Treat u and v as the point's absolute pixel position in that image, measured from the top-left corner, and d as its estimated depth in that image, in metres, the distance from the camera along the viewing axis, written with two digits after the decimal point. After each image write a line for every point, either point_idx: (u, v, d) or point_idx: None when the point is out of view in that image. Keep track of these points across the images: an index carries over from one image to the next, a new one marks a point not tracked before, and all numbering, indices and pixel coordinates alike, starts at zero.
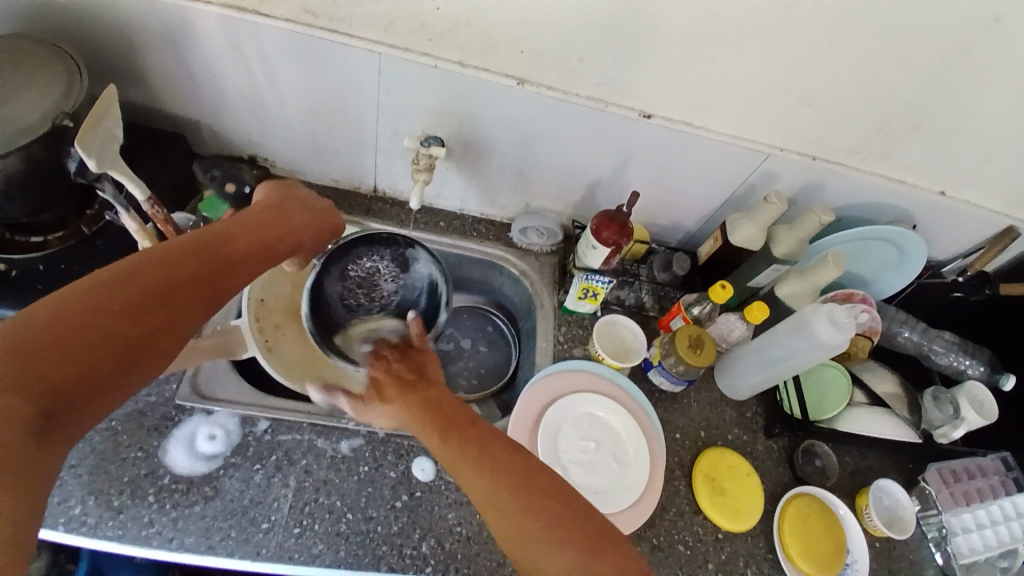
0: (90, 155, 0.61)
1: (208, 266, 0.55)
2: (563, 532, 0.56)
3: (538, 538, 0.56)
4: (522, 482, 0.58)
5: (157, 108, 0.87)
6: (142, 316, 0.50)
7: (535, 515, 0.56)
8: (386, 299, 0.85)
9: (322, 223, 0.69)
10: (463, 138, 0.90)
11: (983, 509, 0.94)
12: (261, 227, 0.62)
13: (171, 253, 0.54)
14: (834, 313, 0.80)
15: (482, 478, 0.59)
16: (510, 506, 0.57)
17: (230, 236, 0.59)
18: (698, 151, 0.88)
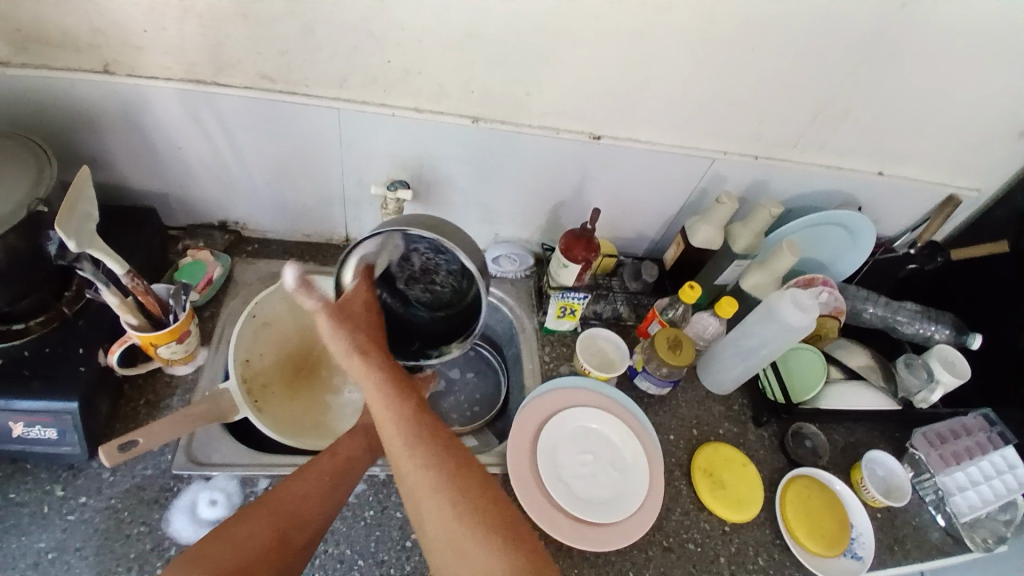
0: (69, 236, 0.63)
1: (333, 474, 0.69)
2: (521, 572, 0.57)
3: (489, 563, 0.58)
4: (492, 520, 0.61)
5: (125, 186, 0.89)
6: (284, 517, 0.63)
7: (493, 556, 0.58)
8: (427, 264, 0.77)
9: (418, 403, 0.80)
10: (427, 178, 0.93)
11: (973, 466, 0.97)
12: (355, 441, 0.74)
13: (290, 488, 0.66)
14: (797, 297, 0.84)
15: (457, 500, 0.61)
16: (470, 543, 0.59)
17: (327, 460, 0.71)
18: (649, 163, 0.93)
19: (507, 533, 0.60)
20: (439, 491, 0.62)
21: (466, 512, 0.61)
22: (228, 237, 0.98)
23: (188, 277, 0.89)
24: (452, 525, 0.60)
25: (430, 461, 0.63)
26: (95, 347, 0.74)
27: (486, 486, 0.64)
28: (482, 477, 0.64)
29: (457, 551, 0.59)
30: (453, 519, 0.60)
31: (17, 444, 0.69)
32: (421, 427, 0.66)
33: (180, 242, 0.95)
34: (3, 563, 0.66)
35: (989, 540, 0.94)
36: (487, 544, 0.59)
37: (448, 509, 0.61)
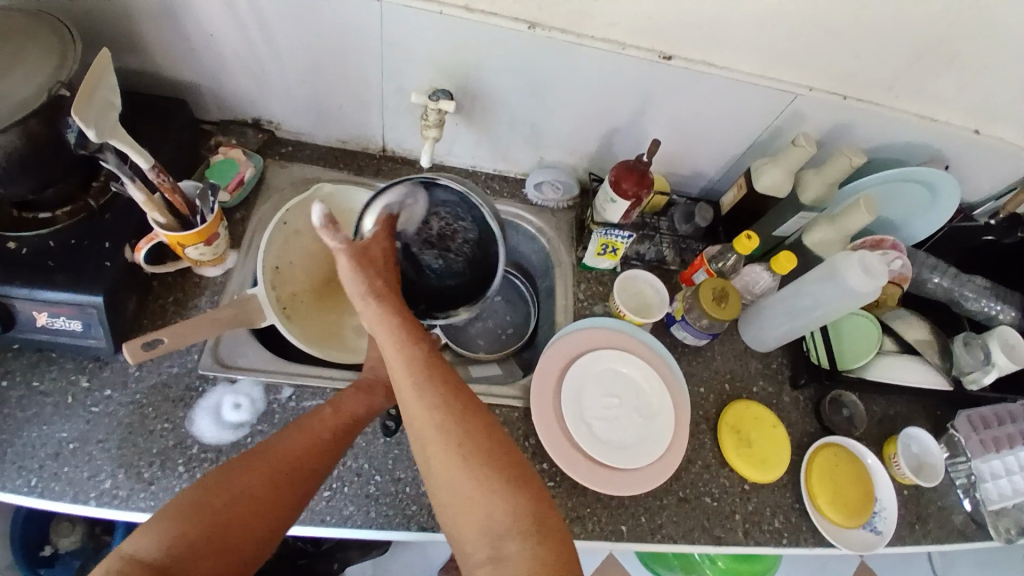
0: (87, 125, 0.60)
1: (331, 435, 0.66)
2: (514, 505, 0.56)
3: (481, 492, 0.57)
4: (486, 452, 0.58)
5: (154, 73, 0.84)
6: (281, 474, 0.61)
7: (484, 484, 0.57)
8: (443, 228, 0.78)
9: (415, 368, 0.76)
10: (473, 90, 0.85)
11: (1012, 455, 0.92)
12: (355, 403, 0.71)
13: (290, 442, 0.64)
14: (865, 260, 0.78)
15: (448, 428, 0.59)
16: (460, 474, 0.57)
17: (328, 417, 0.68)
18: (721, 95, 0.84)
19: (498, 456, 0.59)
20: (435, 418, 0.59)
21: (459, 445, 0.58)
22: (261, 136, 0.93)
23: (218, 177, 0.87)
24: (442, 456, 0.58)
25: (432, 388, 0.60)
26: (122, 242, 0.73)
27: (482, 419, 0.61)
28: (478, 412, 0.61)
29: (448, 481, 0.58)
30: (445, 452, 0.58)
31: (45, 333, 0.70)
32: (427, 358, 0.62)
33: (212, 137, 0.91)
34: (23, 452, 0.68)
35: (1011, 531, 0.91)
36: (478, 471, 0.57)
37: (440, 440, 0.58)
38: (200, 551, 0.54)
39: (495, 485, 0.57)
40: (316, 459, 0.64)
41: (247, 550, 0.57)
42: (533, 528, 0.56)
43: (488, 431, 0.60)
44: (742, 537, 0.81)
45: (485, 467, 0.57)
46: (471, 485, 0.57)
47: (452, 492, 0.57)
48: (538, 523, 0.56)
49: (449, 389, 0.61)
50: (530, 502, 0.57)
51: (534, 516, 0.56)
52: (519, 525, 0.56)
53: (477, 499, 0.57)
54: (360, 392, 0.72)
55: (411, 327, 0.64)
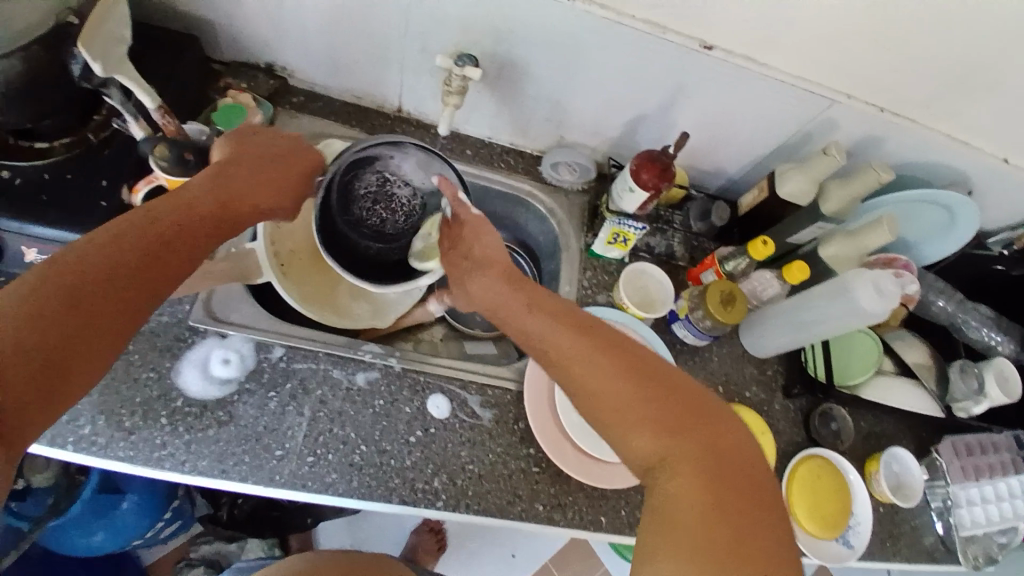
0: (93, 58, 0.59)
1: (167, 231, 0.54)
2: (682, 435, 0.54)
3: (658, 428, 0.55)
4: (652, 385, 0.57)
5: (165, 5, 0.79)
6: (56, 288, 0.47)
7: (653, 418, 0.55)
8: (400, 200, 0.85)
9: (298, 171, 0.67)
10: (500, 59, 0.82)
11: (988, 484, 0.95)
12: (225, 189, 0.60)
13: (95, 253, 0.50)
14: (880, 281, 0.76)
15: (605, 371, 0.57)
16: (641, 420, 0.55)
17: (188, 207, 0.57)
18: (756, 92, 0.81)
19: (639, 393, 0.56)
20: (598, 369, 0.57)
21: (593, 394, 0.57)
22: (272, 82, 0.89)
23: (223, 122, 0.81)
24: (586, 407, 0.58)
25: (578, 340, 0.59)
26: (120, 182, 0.70)
27: (629, 355, 0.59)
28: (627, 353, 0.59)
29: (609, 433, 0.57)
30: (623, 400, 0.56)
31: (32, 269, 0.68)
32: (561, 320, 0.61)
33: (222, 78, 0.86)
34: None
35: (978, 559, 0.93)
36: (653, 406, 0.55)
37: (581, 387, 0.58)
38: (28, 382, 0.45)
39: (634, 418, 0.56)
40: (179, 251, 0.55)
41: (93, 361, 0.49)
42: (673, 459, 0.54)
43: (649, 367, 0.58)
44: None
45: (629, 410, 0.56)
46: (619, 426, 0.56)
47: (613, 433, 0.57)
48: (671, 459, 0.54)
49: (581, 337, 0.59)
50: (671, 437, 0.55)
51: (669, 453, 0.54)
52: (697, 458, 0.53)
53: (626, 434, 0.56)
54: (250, 188, 0.62)
55: (517, 295, 0.64)
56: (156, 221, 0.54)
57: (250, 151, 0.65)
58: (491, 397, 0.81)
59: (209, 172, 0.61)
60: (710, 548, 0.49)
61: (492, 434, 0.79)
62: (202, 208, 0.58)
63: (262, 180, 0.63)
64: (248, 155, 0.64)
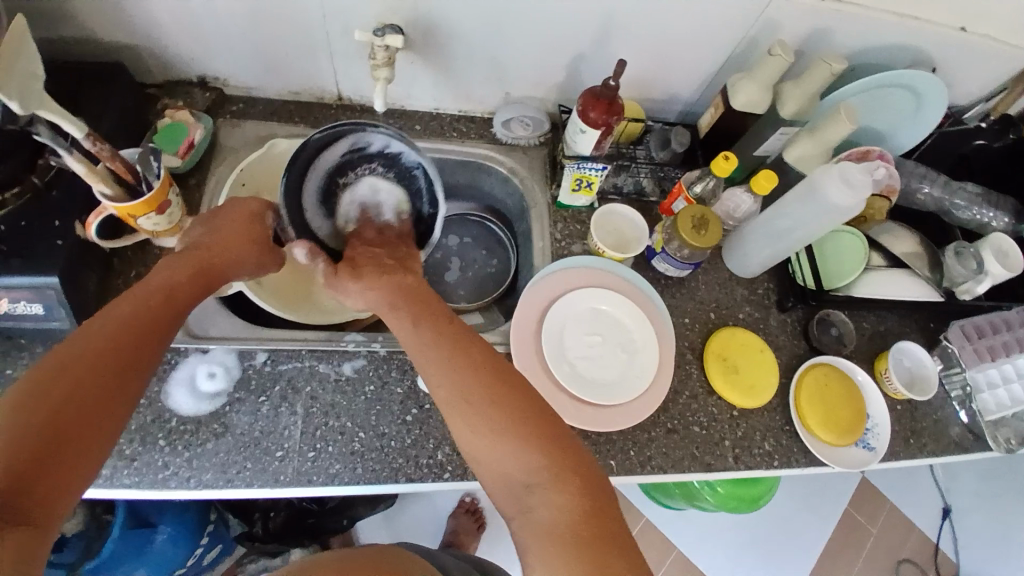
0: (10, 96, 0.57)
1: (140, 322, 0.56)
2: (537, 450, 0.55)
3: (500, 445, 0.55)
4: (508, 405, 0.57)
5: (84, 39, 0.79)
6: (56, 385, 0.48)
7: (502, 430, 0.56)
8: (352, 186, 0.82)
9: (260, 231, 0.71)
10: (424, 24, 0.80)
11: (1006, 363, 0.93)
12: (180, 270, 0.62)
13: (69, 352, 0.51)
14: (846, 172, 0.74)
15: (456, 377, 0.59)
16: (484, 434, 0.56)
17: (154, 291, 0.59)
18: (687, 4, 0.78)
19: (521, 414, 0.57)
20: (450, 384, 0.59)
21: (475, 403, 0.57)
22: (208, 95, 0.88)
23: (168, 143, 0.82)
24: (460, 414, 0.57)
25: (436, 351, 0.61)
26: (71, 220, 0.71)
27: (488, 371, 0.59)
28: (482, 364, 0.60)
29: (472, 437, 0.56)
30: (461, 412, 0.57)
31: (7, 320, 0.69)
32: (424, 327, 0.63)
33: (159, 101, 0.86)
34: None
35: (1011, 441, 0.91)
36: (502, 426, 0.56)
37: (455, 397, 0.58)
38: (35, 464, 0.45)
39: (511, 436, 0.55)
40: (144, 331, 0.55)
41: (95, 448, 0.49)
42: (553, 478, 0.54)
43: (501, 382, 0.59)
44: (733, 462, 0.82)
45: (510, 431, 0.56)
46: (487, 440, 0.56)
47: (483, 455, 0.56)
48: (557, 471, 0.54)
49: (473, 363, 0.60)
50: (553, 456, 0.55)
51: (553, 465, 0.54)
52: (537, 467, 0.54)
53: (500, 457, 0.55)
54: (219, 255, 0.66)
55: (410, 301, 0.66)
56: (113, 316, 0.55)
57: (197, 232, 0.68)
58: None
59: (167, 258, 0.64)
60: (570, 553, 0.50)
61: None
62: (155, 289, 0.59)
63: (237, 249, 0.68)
64: (204, 233, 0.67)
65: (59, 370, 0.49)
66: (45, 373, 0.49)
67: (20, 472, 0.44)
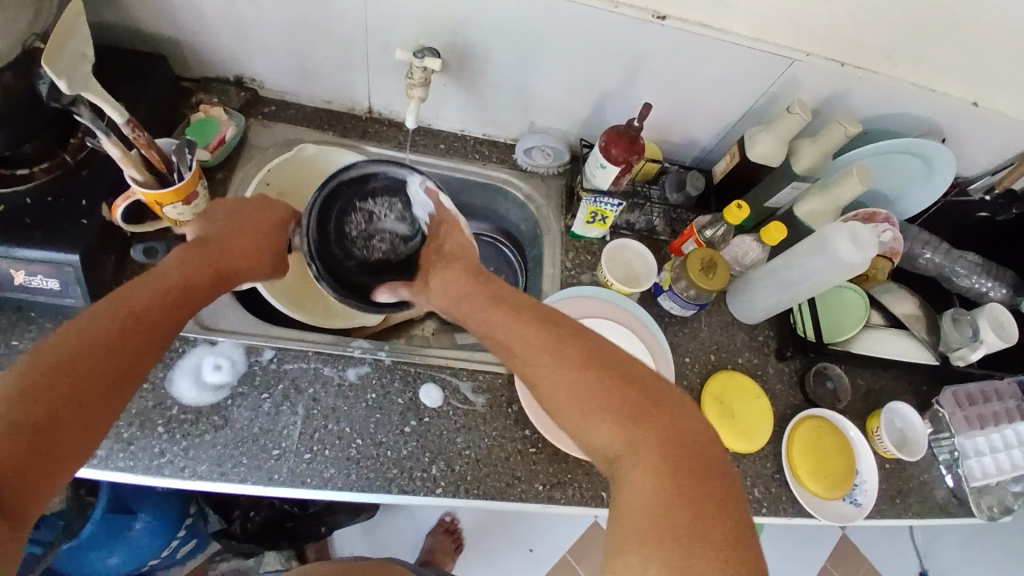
0: (57, 75, 0.60)
1: (153, 320, 0.58)
2: (642, 435, 0.54)
3: (605, 423, 0.56)
4: (619, 384, 0.57)
5: (131, 28, 0.81)
6: (63, 380, 0.51)
7: (608, 410, 0.56)
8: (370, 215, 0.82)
9: (273, 239, 0.73)
10: (460, 49, 0.83)
11: (995, 432, 0.94)
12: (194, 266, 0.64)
13: (81, 343, 0.53)
14: (855, 231, 0.77)
15: (562, 359, 0.59)
16: (599, 415, 0.56)
17: (173, 289, 0.61)
18: (715, 56, 0.81)
19: (622, 398, 0.56)
20: (557, 363, 0.59)
21: (576, 386, 0.57)
22: (243, 95, 0.91)
23: (199, 137, 0.85)
24: (565, 399, 0.58)
25: (547, 334, 0.61)
26: (99, 201, 0.72)
27: (596, 353, 0.59)
28: (587, 346, 0.60)
29: (575, 421, 0.57)
30: (568, 394, 0.57)
31: (22, 292, 0.70)
32: (521, 311, 0.63)
33: (194, 95, 0.89)
34: None
35: (994, 508, 0.93)
36: (603, 408, 0.56)
37: (559, 383, 0.58)
38: (29, 457, 0.47)
39: (614, 419, 0.55)
40: (155, 327, 0.58)
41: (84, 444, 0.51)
42: (642, 463, 0.53)
43: (605, 364, 0.58)
44: None
45: (613, 408, 0.56)
46: (593, 419, 0.56)
47: (584, 430, 0.57)
48: (640, 455, 0.53)
49: (572, 342, 0.60)
50: (648, 441, 0.54)
51: (636, 450, 0.54)
52: (638, 451, 0.54)
53: (607, 438, 0.56)
54: (232, 257, 0.68)
55: (511, 297, 0.65)
56: (125, 305, 0.57)
57: (214, 228, 0.69)
58: (483, 382, 0.81)
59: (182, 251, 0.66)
60: (653, 545, 0.48)
61: (486, 418, 0.79)
62: (169, 287, 0.61)
63: (249, 254, 0.70)
64: (221, 233, 0.69)
65: (71, 363, 0.51)
66: (56, 364, 0.51)
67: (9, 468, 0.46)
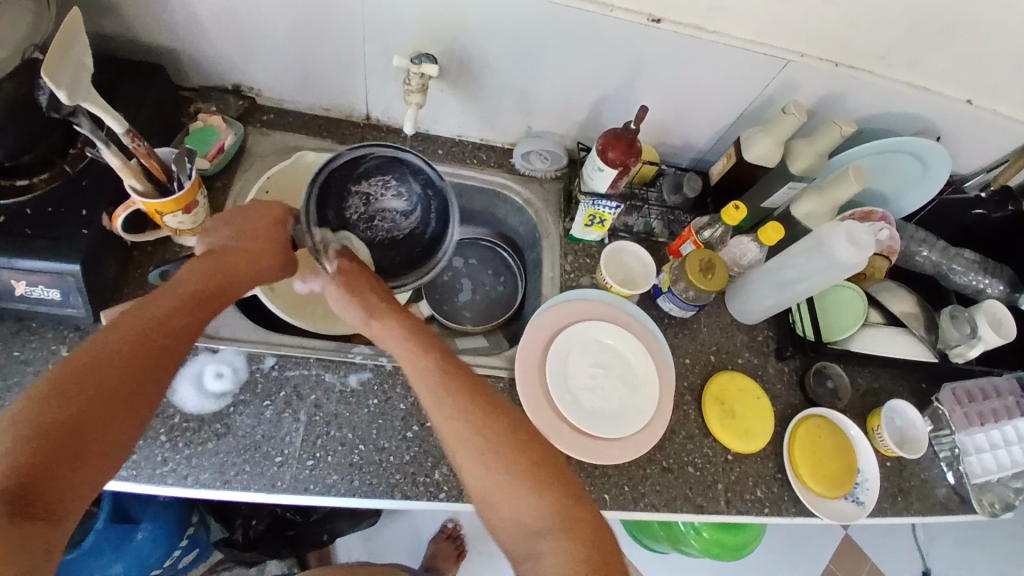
0: (58, 87, 0.59)
1: (169, 328, 0.57)
2: (545, 496, 0.57)
3: (506, 486, 0.58)
4: (524, 449, 0.60)
5: (130, 38, 0.82)
6: (81, 391, 0.50)
7: (517, 471, 0.59)
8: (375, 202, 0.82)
9: (286, 237, 0.70)
10: (458, 55, 0.83)
11: (994, 429, 0.94)
12: (209, 275, 0.64)
13: (98, 354, 0.53)
14: (852, 231, 0.77)
15: (469, 421, 0.61)
16: (497, 478, 0.59)
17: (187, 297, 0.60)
18: (711, 59, 0.82)
19: (529, 459, 0.60)
20: (460, 423, 0.61)
21: (490, 443, 0.60)
22: (242, 103, 0.91)
23: (198, 143, 0.85)
24: (479, 462, 0.59)
25: (452, 399, 0.62)
26: (99, 210, 0.72)
27: (507, 417, 0.62)
28: (498, 408, 0.63)
29: (484, 481, 0.59)
30: (474, 451, 0.60)
31: (23, 302, 0.70)
32: (445, 361, 0.66)
33: (192, 104, 0.89)
34: None
35: (995, 505, 0.93)
36: (509, 470, 0.59)
37: (472, 442, 0.60)
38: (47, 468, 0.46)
39: (524, 482, 0.58)
40: (172, 333, 0.57)
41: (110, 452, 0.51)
42: (561, 527, 0.56)
43: (512, 424, 0.62)
44: (724, 506, 0.82)
45: (519, 470, 0.59)
46: (496, 484, 0.59)
47: (489, 491, 0.59)
48: (566, 522, 0.56)
49: (481, 401, 0.63)
50: (562, 500, 0.57)
51: (563, 517, 0.56)
52: (551, 513, 0.57)
53: (512, 497, 0.58)
54: (244, 260, 0.67)
55: (428, 345, 0.67)
56: (145, 315, 0.57)
57: (224, 234, 0.68)
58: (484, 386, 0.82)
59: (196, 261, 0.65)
60: None
61: None
62: (186, 296, 0.60)
63: (262, 256, 0.68)
64: (231, 237, 0.68)
65: (87, 375, 0.51)
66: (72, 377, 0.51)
67: (32, 476, 0.45)
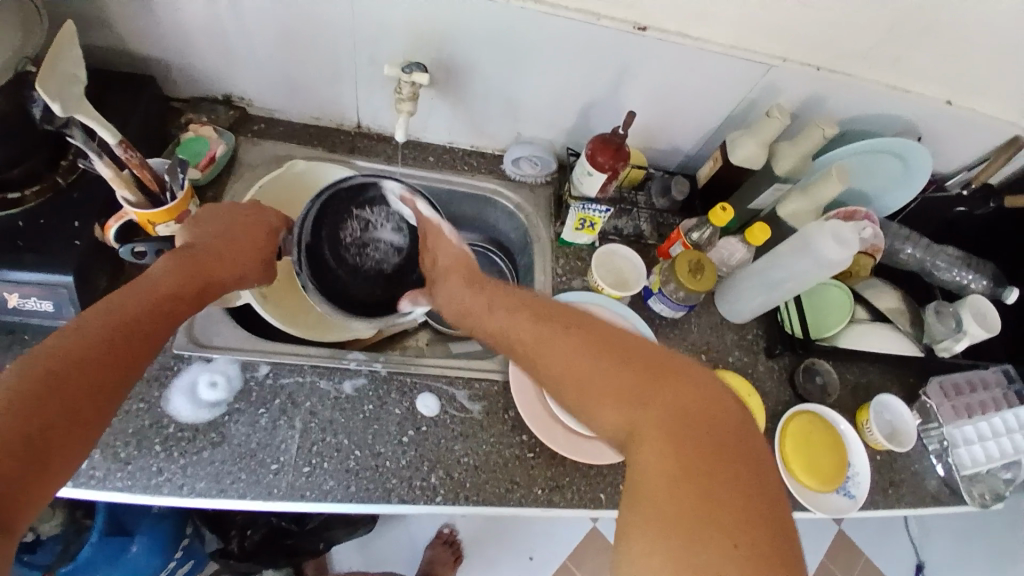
0: (51, 98, 0.60)
1: (141, 324, 0.57)
2: (635, 400, 0.55)
3: (605, 397, 0.57)
4: (608, 352, 0.59)
5: (119, 51, 0.82)
6: (54, 385, 0.49)
7: (611, 382, 0.57)
8: (370, 231, 0.87)
9: (260, 242, 0.73)
10: (448, 63, 0.84)
11: (983, 420, 0.96)
12: (186, 272, 0.64)
13: (73, 348, 0.52)
14: (837, 230, 0.79)
15: (554, 339, 0.61)
16: (592, 388, 0.58)
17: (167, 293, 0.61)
18: (695, 64, 0.84)
19: (615, 367, 0.58)
20: (556, 346, 0.61)
21: (592, 360, 0.59)
22: (231, 113, 0.92)
23: (188, 154, 0.86)
24: (573, 393, 0.59)
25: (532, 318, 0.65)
26: (91, 222, 0.72)
27: (582, 330, 0.62)
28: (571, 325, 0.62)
29: (579, 398, 0.58)
30: (569, 377, 0.59)
31: (15, 315, 0.70)
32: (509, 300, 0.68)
33: (183, 115, 0.89)
34: None
35: (987, 496, 0.94)
36: (624, 384, 0.56)
37: (559, 368, 0.60)
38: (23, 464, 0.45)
39: (614, 389, 0.57)
40: (145, 330, 0.57)
41: (76, 447, 0.50)
42: (652, 433, 0.53)
43: (594, 335, 0.61)
44: None
45: (609, 381, 0.57)
46: (594, 397, 0.57)
47: (592, 408, 0.58)
48: (648, 419, 0.54)
49: (551, 320, 0.64)
50: (653, 404, 0.55)
51: (646, 409, 0.55)
52: (638, 420, 0.55)
53: (607, 408, 0.57)
54: (222, 260, 0.68)
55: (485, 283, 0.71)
56: (123, 309, 0.57)
57: (206, 233, 0.69)
58: (478, 390, 0.82)
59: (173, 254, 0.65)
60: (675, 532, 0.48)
61: (483, 425, 0.80)
62: (163, 292, 0.61)
63: (238, 258, 0.70)
64: (209, 237, 0.69)
65: (62, 368, 0.50)
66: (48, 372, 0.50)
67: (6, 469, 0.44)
